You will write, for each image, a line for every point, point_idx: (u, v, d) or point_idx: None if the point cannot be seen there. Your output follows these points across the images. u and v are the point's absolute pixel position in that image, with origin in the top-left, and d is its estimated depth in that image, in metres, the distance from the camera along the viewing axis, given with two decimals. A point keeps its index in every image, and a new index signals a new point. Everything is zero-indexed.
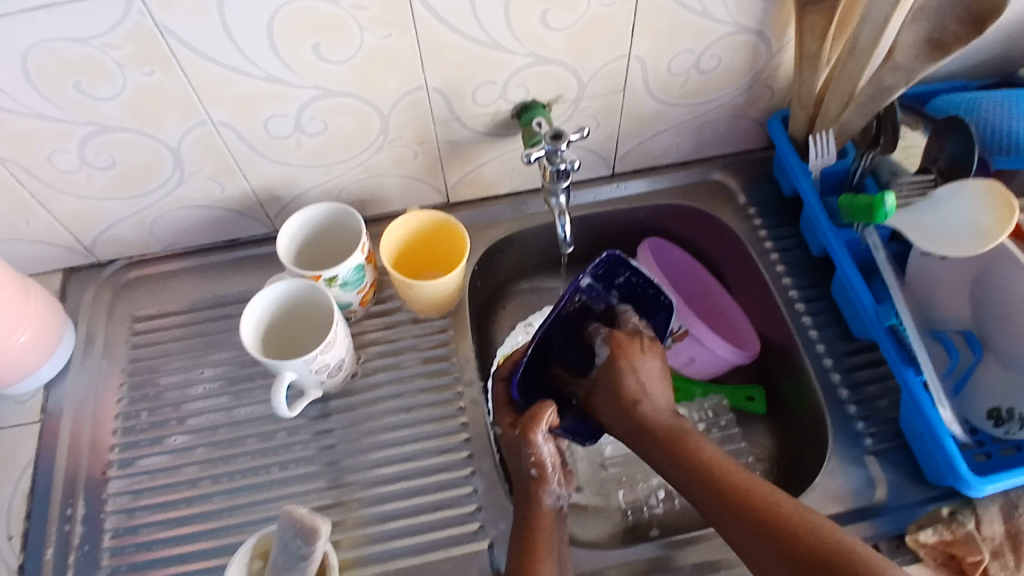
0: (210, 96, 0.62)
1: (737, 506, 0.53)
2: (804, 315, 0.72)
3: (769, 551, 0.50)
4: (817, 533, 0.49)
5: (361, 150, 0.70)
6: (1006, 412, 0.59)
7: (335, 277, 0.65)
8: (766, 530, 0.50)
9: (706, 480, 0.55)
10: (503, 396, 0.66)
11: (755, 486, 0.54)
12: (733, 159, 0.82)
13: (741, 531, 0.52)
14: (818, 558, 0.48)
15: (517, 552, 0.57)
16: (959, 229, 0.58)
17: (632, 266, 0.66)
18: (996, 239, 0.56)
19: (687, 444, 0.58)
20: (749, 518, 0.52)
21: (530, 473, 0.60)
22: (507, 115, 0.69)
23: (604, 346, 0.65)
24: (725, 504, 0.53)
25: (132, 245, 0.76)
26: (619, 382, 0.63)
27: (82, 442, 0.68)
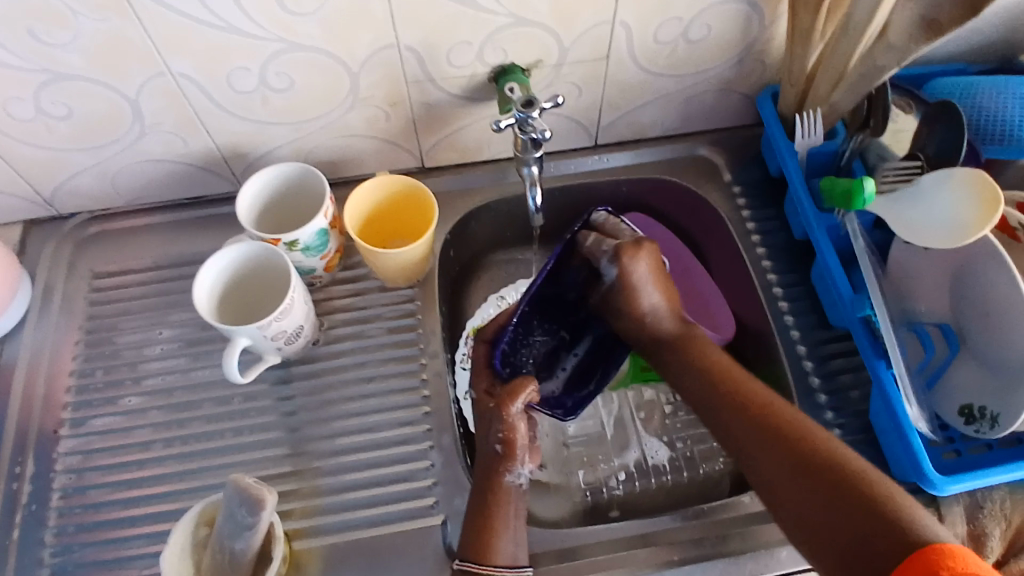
0: (170, 47, 0.58)
1: (744, 414, 0.56)
2: (781, 300, 0.70)
3: (765, 450, 0.53)
4: (814, 438, 0.51)
5: (331, 108, 0.66)
6: (978, 409, 0.57)
7: (295, 242, 0.62)
8: (766, 435, 0.53)
9: (715, 388, 0.59)
10: (483, 360, 0.64)
11: (763, 396, 0.57)
12: (721, 135, 0.79)
13: (743, 435, 0.55)
14: (810, 459, 0.50)
15: (471, 536, 0.56)
16: (945, 217, 0.55)
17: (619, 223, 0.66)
18: (979, 233, 0.53)
19: (701, 351, 0.63)
20: (751, 423, 0.55)
21: (496, 449, 0.59)
22: (484, 78, 0.66)
23: (612, 266, 0.64)
24: (732, 410, 0.57)
25: (94, 198, 0.73)
26: (631, 302, 0.65)
27: (35, 398, 0.67)
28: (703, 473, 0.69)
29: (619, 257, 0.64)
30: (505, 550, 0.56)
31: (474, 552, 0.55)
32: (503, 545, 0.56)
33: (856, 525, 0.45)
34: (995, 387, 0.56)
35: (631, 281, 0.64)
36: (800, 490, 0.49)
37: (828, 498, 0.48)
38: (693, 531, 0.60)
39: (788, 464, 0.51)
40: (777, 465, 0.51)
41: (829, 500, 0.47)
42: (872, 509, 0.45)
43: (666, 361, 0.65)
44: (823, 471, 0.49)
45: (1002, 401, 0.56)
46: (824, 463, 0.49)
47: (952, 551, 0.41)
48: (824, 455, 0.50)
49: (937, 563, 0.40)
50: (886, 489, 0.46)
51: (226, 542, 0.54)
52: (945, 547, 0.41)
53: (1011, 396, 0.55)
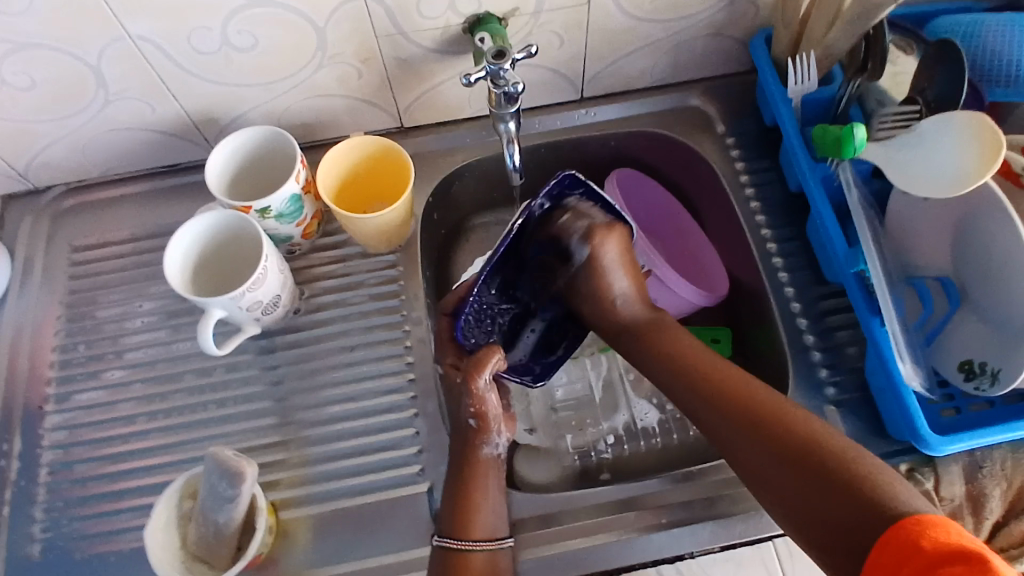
0: (125, 8, 0.56)
1: (723, 401, 0.53)
2: (776, 257, 0.68)
3: (747, 434, 0.51)
4: (796, 419, 0.50)
5: (300, 67, 0.64)
6: (978, 365, 0.55)
7: (268, 208, 0.60)
8: (746, 419, 0.51)
9: (689, 377, 0.57)
10: (446, 332, 0.63)
11: (742, 380, 0.54)
12: (714, 84, 0.75)
13: (722, 421, 0.53)
14: (795, 441, 0.48)
15: (452, 509, 0.56)
16: (947, 167, 0.52)
17: (589, 186, 0.60)
18: (980, 179, 0.50)
19: (672, 346, 0.60)
20: (731, 409, 0.53)
21: (469, 423, 0.58)
22: (458, 30, 0.62)
23: (583, 245, 0.62)
24: (709, 404, 0.54)
25: (67, 170, 0.71)
26: (596, 287, 0.63)
27: (19, 374, 0.66)
28: (695, 435, 0.67)
29: (589, 237, 0.62)
30: (486, 523, 0.56)
31: (454, 527, 0.55)
32: (484, 517, 0.56)
33: (843, 506, 0.44)
34: (998, 343, 0.54)
35: (601, 263, 0.62)
36: (784, 474, 0.48)
37: (814, 480, 0.46)
38: (682, 493, 0.59)
39: (771, 448, 0.49)
40: (760, 449, 0.50)
41: (814, 484, 0.46)
42: (857, 489, 0.44)
43: (636, 354, 0.62)
44: (808, 452, 0.47)
45: (1004, 357, 0.53)
46: (808, 444, 0.48)
47: (931, 521, 0.40)
48: (807, 435, 0.48)
49: (918, 538, 0.40)
50: (870, 467, 0.45)
51: (209, 515, 0.54)
52: (925, 518, 0.41)
53: (1014, 352, 0.52)
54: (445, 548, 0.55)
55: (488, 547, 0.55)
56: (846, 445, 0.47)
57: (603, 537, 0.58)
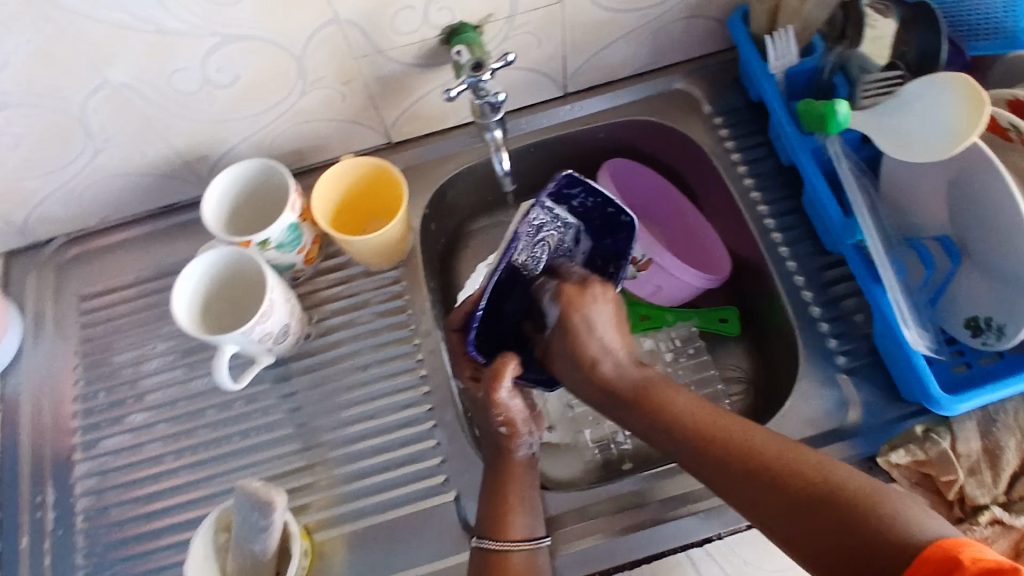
0: (103, 56, 0.56)
1: (727, 461, 0.50)
2: (774, 232, 0.68)
3: (757, 495, 0.47)
4: (808, 467, 0.47)
5: (282, 96, 0.64)
6: (984, 321, 0.55)
7: (268, 241, 0.61)
8: (755, 478, 0.48)
9: (685, 436, 0.52)
10: (460, 347, 0.65)
11: (741, 434, 0.50)
12: (695, 64, 0.75)
13: (729, 484, 0.49)
14: (810, 494, 0.46)
15: (488, 512, 0.57)
16: (941, 125, 0.52)
17: (587, 182, 0.60)
18: (979, 126, 0.50)
19: (653, 390, 0.56)
20: (737, 469, 0.49)
21: (500, 431, 0.60)
22: (436, 42, 0.63)
23: (553, 306, 0.61)
24: (704, 458, 0.51)
25: (66, 221, 0.72)
26: (577, 351, 0.59)
27: (44, 426, 0.68)
28: None
29: (560, 296, 0.61)
30: (523, 525, 0.56)
31: (491, 529, 0.56)
32: (519, 519, 0.56)
33: (878, 561, 0.42)
34: (1001, 297, 0.54)
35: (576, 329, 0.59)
36: (809, 535, 0.45)
37: (839, 538, 0.44)
38: None
39: (786, 506, 0.46)
40: (774, 511, 0.46)
41: (841, 542, 0.43)
42: (891, 542, 0.42)
43: (626, 416, 0.57)
44: (827, 508, 0.44)
45: (1007, 311, 0.53)
46: (827, 497, 0.45)
47: (958, 543, 0.40)
48: (823, 485, 0.46)
49: (952, 560, 0.39)
50: (894, 510, 0.43)
51: (246, 545, 0.55)
52: (953, 540, 0.41)
53: (1017, 305, 0.53)
54: (483, 549, 0.56)
55: (527, 547, 0.56)
56: (866, 484, 0.45)
57: (632, 528, 0.58)
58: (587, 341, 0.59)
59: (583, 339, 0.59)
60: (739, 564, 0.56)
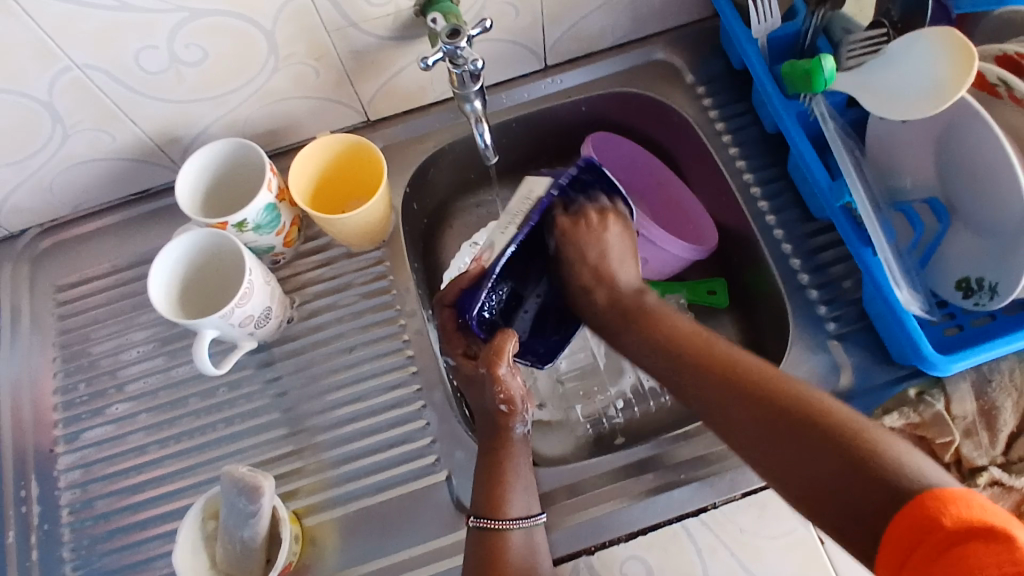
0: (64, 37, 0.54)
1: (718, 382, 0.52)
2: (761, 200, 0.67)
3: (743, 412, 0.50)
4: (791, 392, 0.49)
5: (253, 73, 0.62)
6: (976, 281, 0.55)
7: (244, 222, 0.59)
8: (740, 397, 0.51)
9: (682, 360, 0.55)
10: (451, 324, 0.61)
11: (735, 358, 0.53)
12: (676, 33, 0.74)
13: (718, 404, 0.52)
14: (789, 413, 0.48)
15: (486, 490, 0.55)
16: (931, 74, 0.51)
17: (600, 170, 0.62)
18: (971, 62, 0.49)
19: (665, 325, 0.58)
20: (726, 391, 0.52)
21: (500, 408, 0.57)
22: (409, 14, 0.61)
23: (551, 238, 0.63)
24: (707, 381, 0.53)
25: (37, 211, 0.70)
26: (574, 272, 0.62)
27: (24, 419, 0.66)
28: None
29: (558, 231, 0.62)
30: (523, 502, 0.55)
31: (489, 506, 0.54)
32: (516, 498, 0.55)
33: (843, 477, 0.44)
34: (992, 254, 0.53)
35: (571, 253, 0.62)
36: (785, 449, 0.47)
37: (813, 454, 0.46)
38: (696, 448, 0.59)
39: (768, 423, 0.49)
40: (758, 426, 0.49)
41: (814, 456, 0.46)
42: (862, 459, 0.44)
43: (628, 343, 0.60)
44: (806, 424, 0.47)
45: (998, 270, 0.53)
46: (803, 415, 0.48)
47: (957, 494, 0.40)
48: (798, 405, 0.48)
49: (931, 516, 0.39)
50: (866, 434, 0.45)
51: (234, 533, 0.54)
52: (945, 490, 0.40)
53: (1009, 262, 0.52)
54: (481, 529, 0.54)
55: (525, 525, 0.54)
56: (845, 413, 0.47)
57: (626, 501, 0.58)
58: (587, 260, 0.62)
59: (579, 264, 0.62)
60: (735, 534, 0.55)
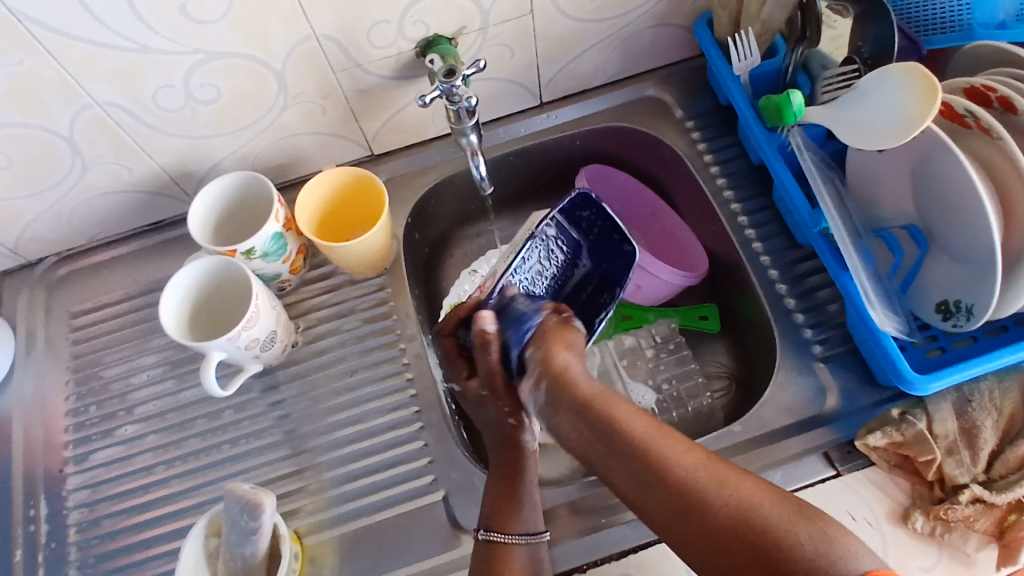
0: (87, 75, 0.58)
1: (648, 483, 0.46)
2: (748, 228, 0.70)
3: (675, 522, 0.44)
4: (722, 491, 0.43)
5: (265, 111, 0.66)
6: (954, 304, 0.57)
7: (252, 250, 0.62)
8: (680, 494, 0.44)
9: (629, 443, 0.48)
10: (453, 351, 0.66)
11: (664, 450, 0.47)
12: (667, 71, 0.78)
13: (668, 505, 0.45)
14: (721, 522, 0.42)
15: (493, 504, 0.56)
16: (895, 104, 0.54)
17: (598, 206, 0.69)
18: (937, 87, 0.52)
19: (616, 411, 0.51)
20: (670, 483, 0.45)
21: (509, 422, 0.61)
22: (411, 54, 0.65)
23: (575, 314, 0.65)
24: (660, 483, 0.45)
25: (55, 240, 0.74)
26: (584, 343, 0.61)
27: (35, 441, 0.68)
28: (692, 410, 0.71)
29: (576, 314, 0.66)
30: (530, 516, 0.56)
31: (497, 520, 0.55)
32: (520, 513, 0.56)
33: None
34: (966, 278, 0.56)
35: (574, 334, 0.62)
36: (725, 564, 0.41)
37: (752, 572, 0.40)
38: None
39: (713, 525, 0.42)
40: (693, 538, 0.43)
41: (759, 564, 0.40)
42: None
43: (577, 420, 0.53)
44: (740, 534, 0.41)
45: (972, 292, 0.55)
46: (737, 521, 0.41)
47: None
48: (749, 509, 0.42)
49: None
50: (803, 536, 0.40)
51: (235, 549, 0.56)
52: None
53: (980, 286, 0.54)
54: (490, 541, 0.54)
55: (528, 540, 0.55)
56: (790, 509, 0.42)
57: (617, 520, 0.59)
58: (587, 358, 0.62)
59: (549, 352, 0.59)
60: None
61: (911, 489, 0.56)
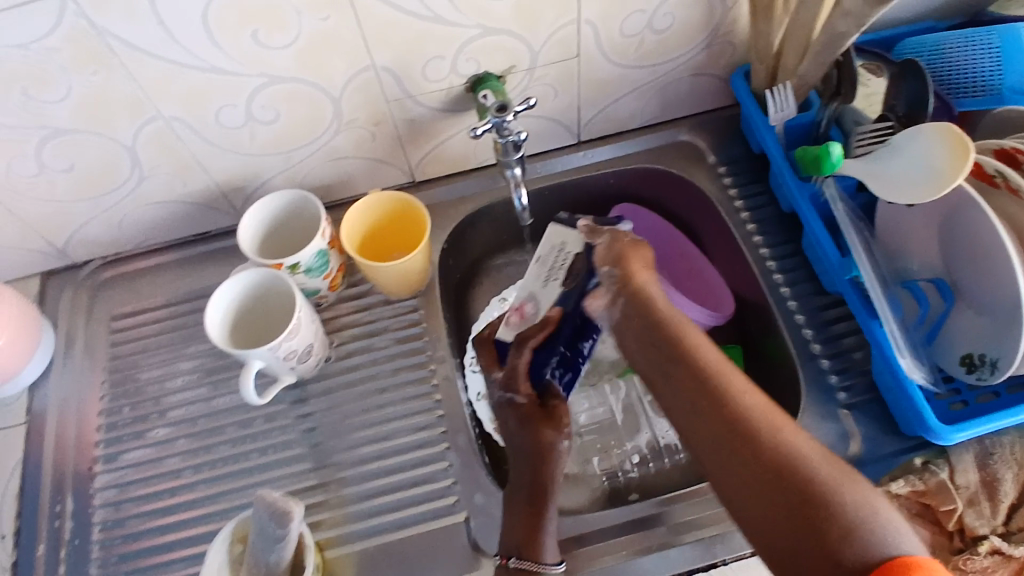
0: (156, 91, 0.61)
1: (697, 410, 0.48)
2: (776, 273, 0.72)
3: (717, 446, 0.46)
4: (778, 436, 0.44)
5: (318, 134, 0.69)
6: (978, 358, 0.58)
7: (297, 264, 0.65)
8: (726, 425, 0.46)
9: (690, 371, 0.50)
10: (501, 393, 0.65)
11: (736, 389, 0.47)
12: (701, 118, 0.81)
13: (708, 431, 0.47)
14: (760, 454, 0.44)
15: (519, 534, 0.58)
16: (929, 162, 0.56)
17: None
18: (972, 148, 0.54)
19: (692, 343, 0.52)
20: (723, 414, 0.46)
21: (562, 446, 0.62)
22: (461, 89, 0.68)
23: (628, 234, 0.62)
24: (711, 411, 0.47)
25: (104, 245, 0.76)
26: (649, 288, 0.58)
27: (68, 439, 0.70)
28: None
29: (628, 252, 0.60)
30: (549, 547, 0.58)
31: (527, 547, 0.57)
32: (544, 544, 0.57)
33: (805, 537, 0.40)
34: (990, 333, 0.57)
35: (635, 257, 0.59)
36: (746, 487, 0.43)
37: (776, 502, 0.42)
38: (708, 506, 0.61)
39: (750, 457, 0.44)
40: (734, 469, 0.44)
41: (781, 499, 0.42)
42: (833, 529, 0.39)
43: (647, 344, 0.54)
44: (778, 471, 0.42)
45: (998, 347, 0.56)
46: (784, 465, 0.42)
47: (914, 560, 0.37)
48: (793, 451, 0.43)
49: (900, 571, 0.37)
50: (846, 493, 0.41)
51: (261, 557, 0.57)
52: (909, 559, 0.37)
53: (1004, 341, 0.56)
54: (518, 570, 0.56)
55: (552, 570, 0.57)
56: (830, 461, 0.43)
57: (637, 552, 0.60)
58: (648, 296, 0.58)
59: (629, 268, 0.58)
60: None
61: (932, 538, 0.56)
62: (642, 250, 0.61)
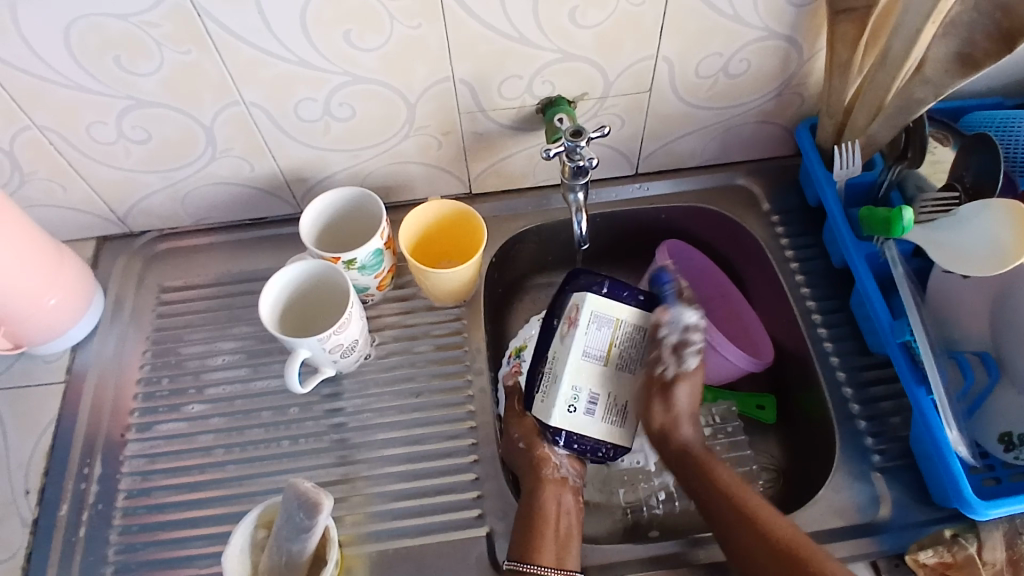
0: (243, 76, 0.63)
1: (740, 532, 0.58)
2: (820, 327, 0.72)
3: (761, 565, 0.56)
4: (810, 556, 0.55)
5: (388, 137, 0.70)
6: (1017, 437, 0.59)
7: (353, 260, 0.66)
8: (766, 547, 0.56)
9: (724, 498, 0.60)
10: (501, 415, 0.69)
11: (766, 514, 0.58)
12: (759, 165, 0.81)
13: (752, 553, 0.57)
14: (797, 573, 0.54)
15: (519, 539, 0.60)
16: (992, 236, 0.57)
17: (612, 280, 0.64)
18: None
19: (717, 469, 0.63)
20: (761, 537, 0.57)
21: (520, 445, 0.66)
22: (532, 109, 0.70)
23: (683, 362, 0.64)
24: (751, 534, 0.57)
25: (164, 218, 0.78)
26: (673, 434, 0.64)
27: (104, 403, 0.71)
28: None
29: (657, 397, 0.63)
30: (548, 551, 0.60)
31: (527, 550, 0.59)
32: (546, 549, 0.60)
33: None
34: None
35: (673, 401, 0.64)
36: None
37: None
38: None
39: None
40: None
41: None
42: None
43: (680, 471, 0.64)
44: None
45: None
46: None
47: None
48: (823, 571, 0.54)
49: None
50: None
51: (284, 544, 0.57)
52: None
53: None
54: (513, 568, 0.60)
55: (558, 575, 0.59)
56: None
57: None
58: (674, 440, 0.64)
59: (645, 410, 0.63)
60: None
61: None
62: (681, 387, 0.64)
